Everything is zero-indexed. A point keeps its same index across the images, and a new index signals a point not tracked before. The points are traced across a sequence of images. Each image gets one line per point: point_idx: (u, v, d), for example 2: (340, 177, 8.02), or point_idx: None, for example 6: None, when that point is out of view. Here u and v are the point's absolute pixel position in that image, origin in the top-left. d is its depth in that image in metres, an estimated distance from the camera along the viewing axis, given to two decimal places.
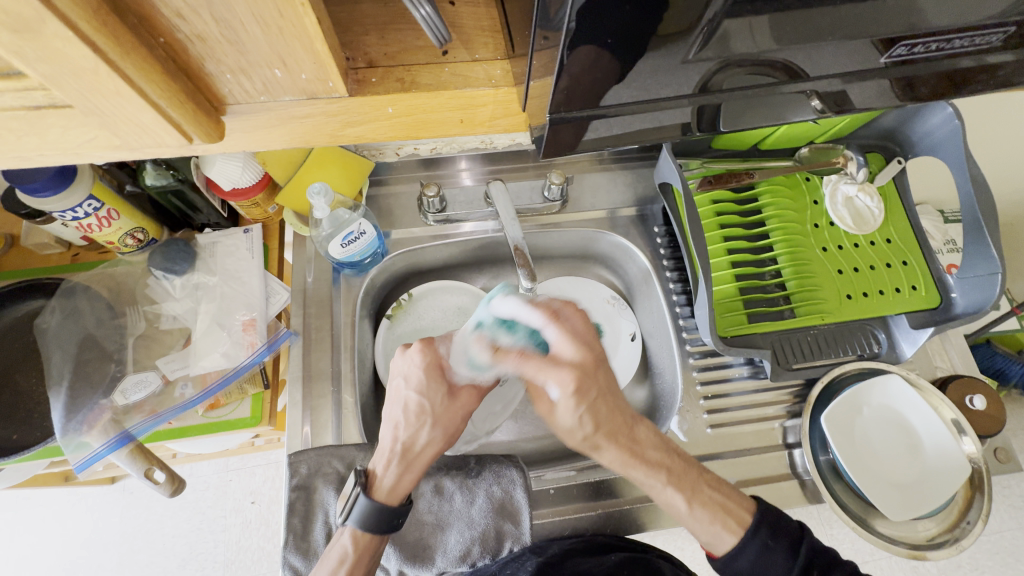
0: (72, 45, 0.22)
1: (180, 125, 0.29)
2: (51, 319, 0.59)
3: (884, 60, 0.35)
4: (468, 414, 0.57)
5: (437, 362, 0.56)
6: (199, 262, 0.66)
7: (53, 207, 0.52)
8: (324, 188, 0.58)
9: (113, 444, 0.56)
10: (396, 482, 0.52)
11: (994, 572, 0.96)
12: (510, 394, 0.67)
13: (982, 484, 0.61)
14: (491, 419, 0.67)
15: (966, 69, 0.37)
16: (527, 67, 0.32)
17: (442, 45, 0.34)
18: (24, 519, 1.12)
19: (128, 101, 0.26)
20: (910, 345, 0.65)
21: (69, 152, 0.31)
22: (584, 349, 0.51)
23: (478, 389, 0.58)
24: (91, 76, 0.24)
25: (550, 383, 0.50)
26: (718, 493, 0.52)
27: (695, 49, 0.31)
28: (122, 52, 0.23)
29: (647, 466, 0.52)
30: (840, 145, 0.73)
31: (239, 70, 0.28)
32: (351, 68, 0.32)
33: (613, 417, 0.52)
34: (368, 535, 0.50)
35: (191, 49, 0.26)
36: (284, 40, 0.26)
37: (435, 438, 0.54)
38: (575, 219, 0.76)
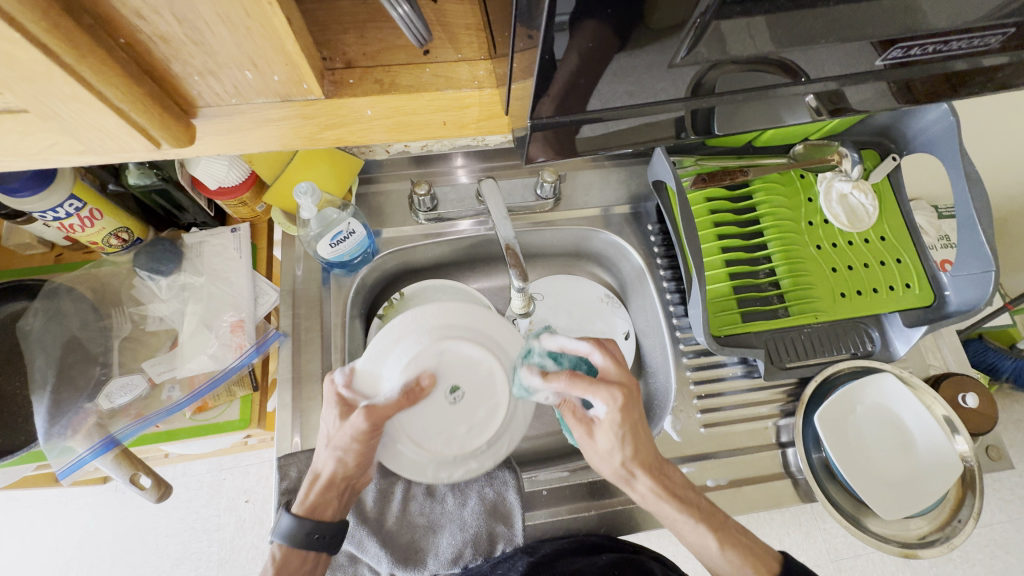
0: (21, 48, 0.21)
1: (146, 129, 0.28)
2: (34, 321, 0.58)
3: (879, 64, 0.35)
4: (362, 436, 0.51)
5: (335, 390, 0.54)
6: (186, 263, 0.65)
7: (33, 208, 0.50)
8: (311, 188, 0.57)
9: (99, 448, 0.54)
10: (311, 501, 0.52)
11: (985, 565, 0.97)
12: (474, 415, 0.56)
13: (973, 482, 0.61)
14: (454, 441, 0.56)
15: (958, 71, 0.36)
16: (509, 68, 0.31)
17: (423, 45, 0.33)
18: (15, 519, 1.11)
19: (89, 105, 0.25)
20: (903, 343, 0.65)
21: (35, 157, 0.30)
22: (629, 372, 0.52)
23: (372, 410, 0.51)
24: (46, 79, 0.23)
25: (599, 401, 0.49)
26: (747, 537, 0.53)
27: (683, 52, 0.30)
28: (77, 56, 0.22)
29: (681, 501, 0.52)
30: (834, 141, 0.71)
31: (207, 72, 0.27)
32: (327, 69, 0.31)
33: (648, 448, 0.52)
34: (295, 550, 0.51)
35: (155, 50, 0.25)
36: (253, 41, 0.25)
37: (330, 460, 0.52)
38: (568, 217, 0.75)
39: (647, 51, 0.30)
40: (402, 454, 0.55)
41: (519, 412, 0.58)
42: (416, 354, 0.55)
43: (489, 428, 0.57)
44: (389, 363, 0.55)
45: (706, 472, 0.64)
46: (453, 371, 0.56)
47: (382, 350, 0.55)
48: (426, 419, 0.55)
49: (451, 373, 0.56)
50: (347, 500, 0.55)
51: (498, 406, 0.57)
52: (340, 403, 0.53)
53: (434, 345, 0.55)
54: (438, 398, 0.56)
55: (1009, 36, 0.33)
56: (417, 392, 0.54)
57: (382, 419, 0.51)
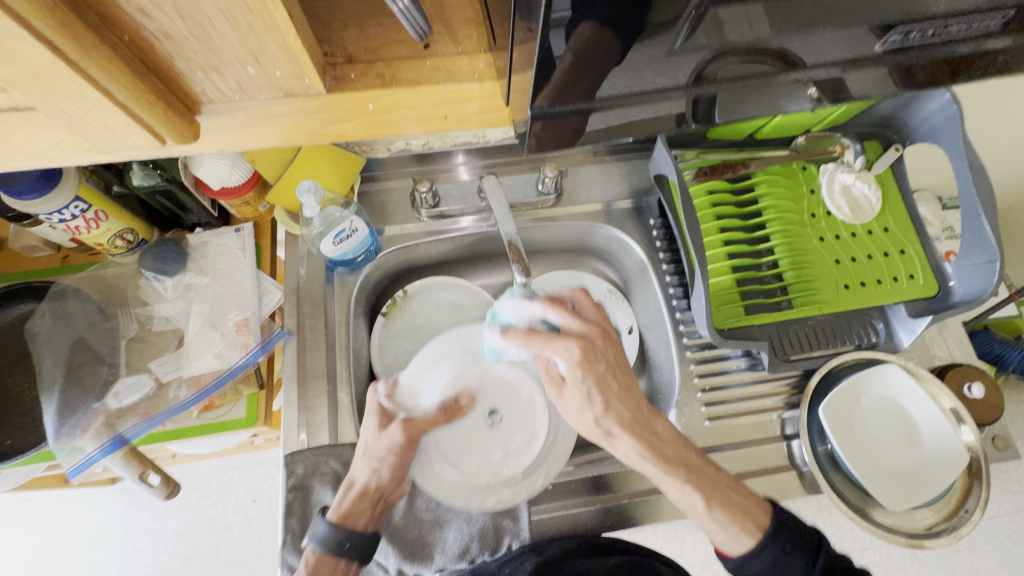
0: (27, 45, 0.21)
1: (151, 127, 0.28)
2: (42, 322, 0.59)
3: (878, 48, 0.35)
4: (398, 447, 0.54)
5: (375, 399, 0.58)
6: (191, 263, 0.66)
7: (40, 209, 0.51)
8: (313, 186, 0.57)
9: (108, 447, 0.56)
10: (345, 508, 0.53)
11: (993, 557, 0.97)
12: (510, 442, 0.60)
13: (980, 471, 0.61)
14: (490, 466, 0.59)
15: (960, 56, 0.36)
16: (509, 60, 0.31)
17: (423, 39, 0.33)
18: (26, 521, 1.12)
19: (95, 102, 0.25)
20: (907, 334, 0.65)
21: (41, 156, 0.30)
22: (591, 326, 0.52)
23: (410, 423, 0.56)
24: (53, 77, 0.23)
25: (557, 356, 0.50)
26: (736, 494, 0.51)
27: (681, 39, 0.30)
28: (83, 53, 0.23)
29: (664, 461, 0.52)
30: (838, 132, 0.71)
31: (210, 68, 0.27)
32: (329, 64, 0.31)
33: (625, 403, 0.52)
34: (328, 557, 0.51)
35: (159, 47, 0.25)
36: (256, 38, 0.25)
37: (365, 469, 0.53)
38: (570, 213, 0.75)
39: (646, 44, 0.30)
40: (435, 470, 0.58)
41: (558, 448, 0.61)
42: (457, 372, 0.62)
43: (524, 454, 0.59)
44: (430, 379, 0.61)
45: None
46: (492, 395, 0.62)
47: (424, 365, 0.61)
48: (460, 437, 0.60)
49: (489, 397, 0.62)
50: (378, 516, 0.55)
51: (534, 433, 0.61)
52: (379, 412, 0.57)
53: (474, 367, 0.63)
54: (476, 420, 0.61)
55: (1009, 18, 0.33)
56: (455, 409, 0.60)
57: (419, 433, 0.56)
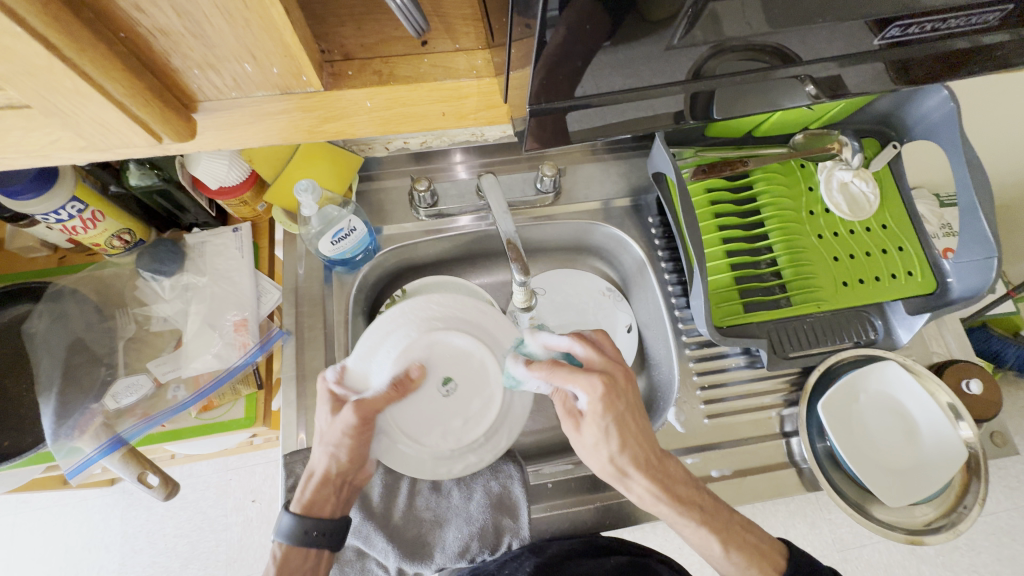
0: (22, 42, 0.21)
1: (147, 124, 0.28)
2: (39, 323, 0.58)
3: (878, 42, 0.35)
4: (353, 429, 0.54)
5: (326, 385, 0.56)
6: (188, 263, 0.65)
7: (36, 210, 0.51)
8: (311, 185, 0.57)
9: (106, 448, 0.55)
10: (308, 498, 0.53)
11: (991, 553, 0.97)
12: (468, 407, 0.61)
13: (978, 467, 0.61)
14: (449, 434, 0.60)
15: (957, 51, 0.36)
16: (507, 57, 0.31)
17: (420, 35, 0.32)
18: (24, 523, 1.11)
19: (91, 99, 0.25)
20: (905, 331, 0.65)
21: (35, 153, 0.29)
22: (612, 363, 0.53)
23: (363, 403, 0.55)
24: (48, 73, 0.23)
25: (580, 390, 0.51)
26: (751, 536, 0.53)
27: (679, 35, 0.30)
28: (78, 50, 0.22)
29: (679, 502, 0.52)
30: (834, 130, 0.71)
31: (206, 65, 0.27)
32: (326, 61, 0.31)
33: (644, 444, 0.53)
34: (297, 547, 0.51)
35: (155, 44, 0.25)
36: (252, 34, 0.25)
37: (323, 456, 0.53)
38: (568, 211, 0.75)
39: (642, 42, 0.30)
40: (395, 450, 0.57)
41: (517, 408, 0.62)
42: (406, 347, 0.60)
43: (483, 420, 0.61)
44: (379, 359, 0.58)
45: (711, 463, 0.65)
46: (445, 363, 0.61)
47: (371, 344, 0.58)
48: (415, 411, 0.59)
49: (441, 366, 0.61)
50: (346, 501, 0.55)
51: (492, 397, 0.61)
52: (331, 398, 0.55)
53: (424, 338, 0.61)
54: (431, 391, 0.61)
55: (1008, 12, 0.33)
56: (406, 383, 0.58)
57: (373, 413, 0.55)
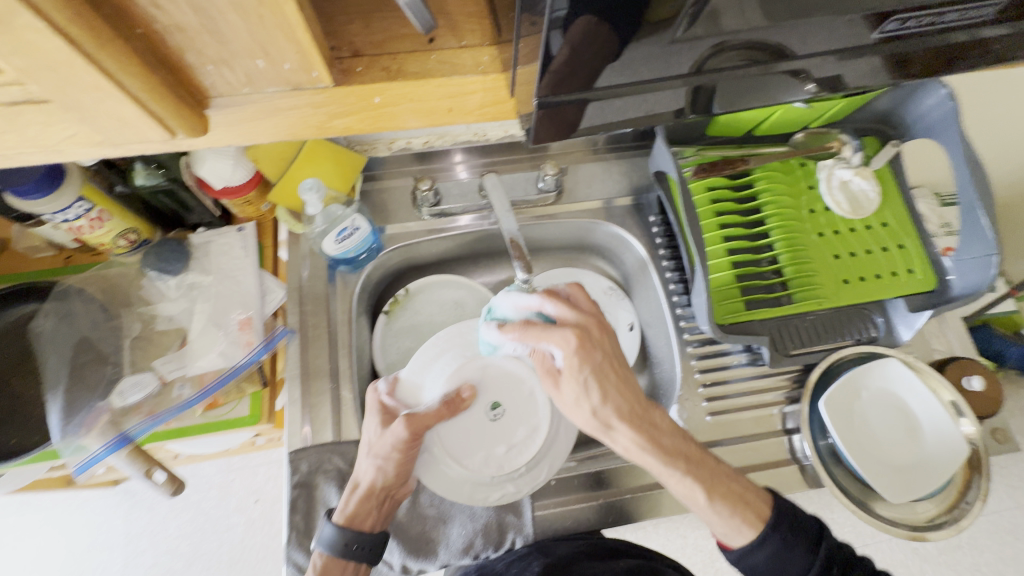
0: (44, 37, 0.21)
1: (162, 119, 0.28)
2: (46, 322, 0.59)
3: (877, 36, 0.35)
4: (401, 444, 0.53)
5: (376, 396, 0.57)
6: (193, 262, 0.66)
7: (43, 210, 0.51)
8: (316, 184, 0.57)
9: (113, 445, 0.56)
10: (351, 510, 0.53)
11: (994, 552, 0.97)
12: (514, 435, 0.59)
13: (980, 464, 0.61)
14: (492, 463, 0.58)
15: (955, 44, 0.36)
16: (516, 52, 0.32)
17: (428, 32, 0.33)
18: (28, 524, 1.12)
19: (109, 95, 0.25)
20: (906, 328, 0.66)
21: (49, 152, 0.29)
22: (586, 316, 0.53)
23: (413, 418, 0.54)
24: (68, 69, 0.23)
25: (554, 346, 0.51)
26: (736, 484, 0.53)
27: (683, 28, 0.30)
28: (97, 44, 0.23)
29: (663, 452, 0.52)
30: (834, 129, 0.71)
31: (220, 61, 0.27)
32: (336, 58, 0.31)
33: (624, 396, 0.53)
34: (336, 559, 0.51)
35: (170, 40, 0.25)
36: (265, 30, 0.25)
37: (370, 468, 0.53)
38: (570, 210, 0.75)
39: (647, 41, 0.31)
40: (438, 464, 0.57)
41: (559, 443, 0.60)
42: (459, 367, 0.59)
43: (529, 449, 0.58)
44: (432, 375, 0.60)
45: None
46: (496, 388, 0.60)
47: (426, 360, 0.60)
48: (461, 430, 0.58)
49: (492, 390, 0.60)
50: (385, 515, 0.55)
51: (538, 426, 0.59)
52: (381, 410, 0.56)
53: (478, 360, 0.60)
54: (479, 414, 0.59)
55: (1005, 6, 0.34)
56: (457, 403, 0.57)
57: (422, 430, 0.54)
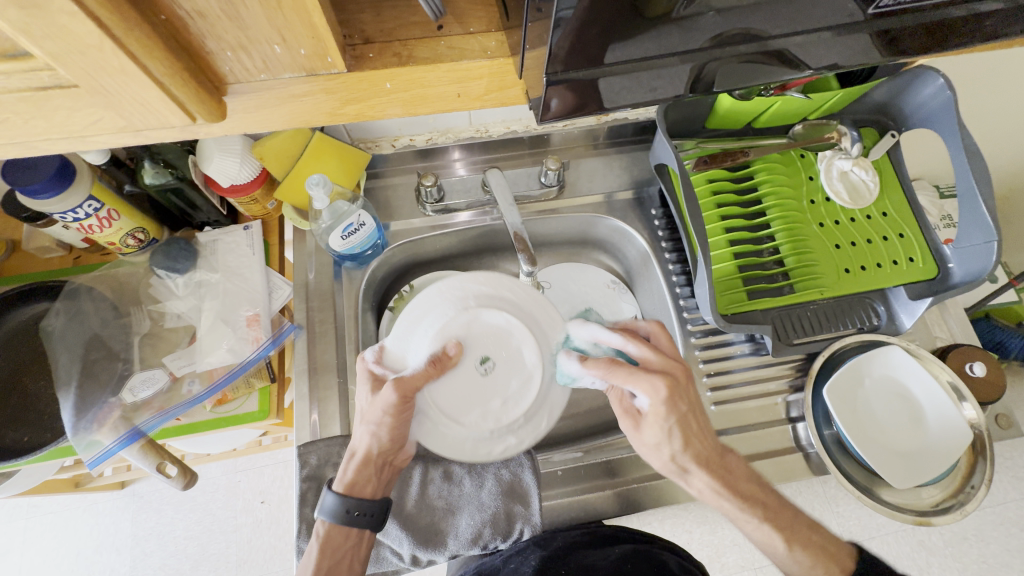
0: (78, 21, 0.21)
1: (183, 104, 0.28)
2: (56, 321, 0.60)
3: (870, 11, 0.34)
4: (390, 406, 0.52)
5: (365, 366, 0.56)
6: (201, 260, 0.67)
7: (54, 209, 0.52)
8: (323, 178, 0.58)
9: (125, 440, 0.57)
10: (350, 478, 0.53)
11: (1000, 543, 0.98)
12: (506, 387, 0.58)
13: (984, 448, 0.61)
14: (490, 417, 0.57)
15: (952, 19, 0.36)
16: (524, 36, 0.30)
17: (437, 19, 0.32)
18: (35, 528, 1.12)
19: (134, 79, 0.25)
20: (908, 316, 0.66)
21: (70, 139, 0.29)
22: (671, 359, 0.53)
23: (401, 381, 0.53)
24: (98, 53, 0.23)
25: (642, 391, 0.51)
26: (817, 534, 0.53)
27: (684, 4, 0.29)
28: (126, 29, 0.23)
29: (741, 497, 0.53)
30: (833, 120, 0.72)
31: (239, 47, 0.27)
32: (348, 45, 0.30)
33: (705, 442, 0.53)
34: (338, 526, 0.52)
35: (192, 27, 0.25)
36: (283, 16, 0.25)
37: (365, 436, 0.53)
38: (572, 205, 0.76)
39: (668, 31, 0.31)
40: (438, 425, 0.56)
41: (559, 389, 0.59)
42: (442, 325, 0.58)
43: (524, 398, 0.58)
44: (416, 339, 0.58)
45: None
46: (480, 342, 0.59)
47: (408, 327, 0.59)
48: (456, 387, 0.57)
49: (477, 345, 0.59)
50: (384, 484, 0.55)
51: (531, 374, 0.59)
52: (370, 378, 0.55)
53: (461, 315, 0.59)
54: (468, 369, 0.58)
55: None
56: (444, 360, 0.56)
57: (410, 390, 0.53)
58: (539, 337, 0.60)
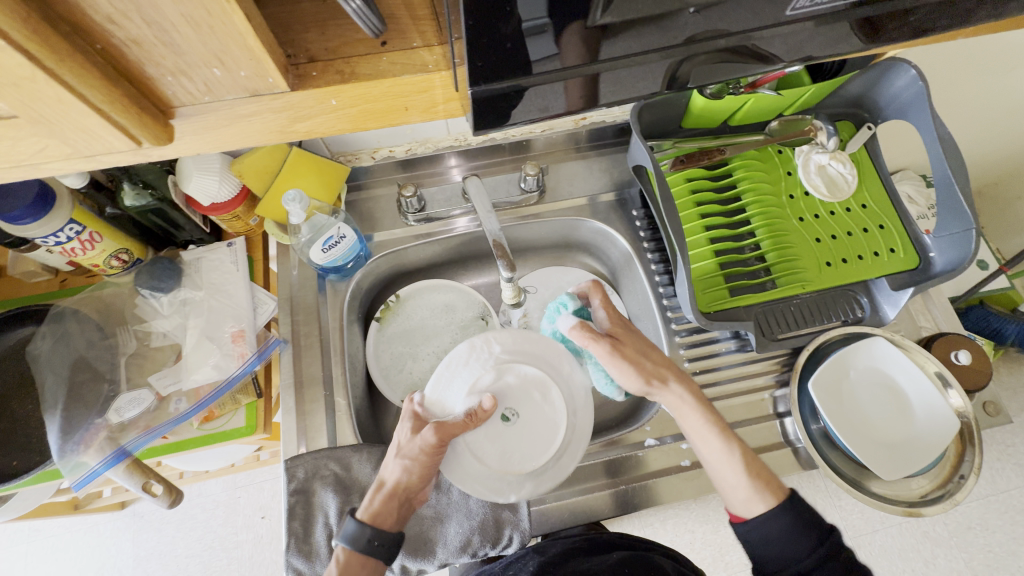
0: (5, 55, 0.21)
1: (127, 130, 0.27)
2: (42, 344, 0.60)
3: (790, 14, 0.33)
4: (433, 449, 0.53)
5: (414, 409, 0.57)
6: (185, 278, 0.67)
7: (35, 233, 0.52)
8: (299, 194, 0.59)
9: (111, 460, 0.57)
10: (375, 507, 0.52)
11: (1006, 532, 0.97)
12: (525, 396, 0.60)
13: (972, 436, 0.61)
14: (551, 407, 0.60)
15: (929, 6, 0.34)
16: (452, 48, 0.29)
17: (379, 35, 0.31)
18: (35, 552, 1.12)
19: (73, 108, 0.25)
20: (891, 306, 0.65)
21: (22, 167, 0.29)
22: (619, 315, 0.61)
23: (441, 425, 0.54)
24: (31, 84, 0.23)
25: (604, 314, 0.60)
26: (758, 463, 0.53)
27: (598, 13, 0.28)
28: (57, 60, 0.22)
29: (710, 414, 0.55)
30: (807, 115, 0.72)
31: (178, 72, 0.26)
32: (291, 65, 0.30)
33: (635, 370, 0.56)
34: (357, 553, 0.50)
35: (129, 54, 0.25)
36: (217, 39, 0.24)
37: (398, 467, 0.53)
38: (554, 209, 0.77)
39: (619, 36, 0.30)
40: (565, 458, 0.59)
41: (530, 346, 0.62)
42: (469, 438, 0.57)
43: (531, 376, 0.61)
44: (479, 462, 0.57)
45: None
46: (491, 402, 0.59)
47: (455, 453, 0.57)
48: (529, 446, 0.58)
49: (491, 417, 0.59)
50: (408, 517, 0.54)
51: (510, 371, 0.60)
52: (413, 417, 0.56)
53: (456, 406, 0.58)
54: (503, 427, 0.59)
55: None
56: (480, 415, 0.56)
57: (452, 432, 0.54)
58: (474, 358, 0.60)
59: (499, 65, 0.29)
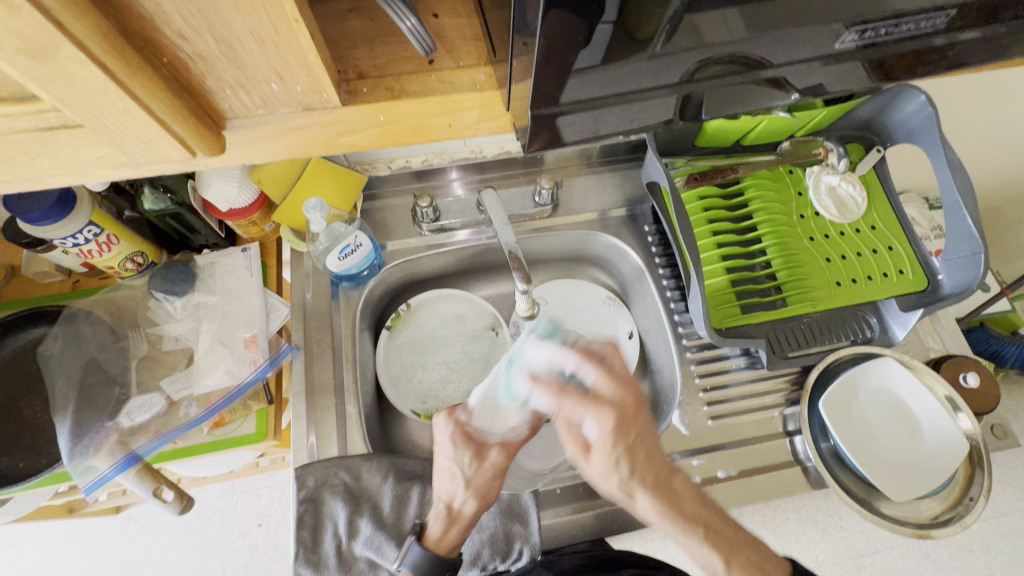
0: (83, 68, 0.22)
1: (184, 140, 0.28)
2: (54, 346, 0.60)
3: (840, 46, 0.34)
4: (500, 471, 0.56)
5: (460, 429, 0.56)
6: (199, 282, 0.67)
7: (54, 235, 0.52)
8: (320, 202, 0.59)
9: (122, 464, 0.56)
10: (448, 539, 0.53)
11: (1008, 555, 0.97)
12: None
13: (981, 459, 0.61)
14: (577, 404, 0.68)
15: (953, 42, 0.35)
16: (508, 69, 0.30)
17: (428, 55, 0.31)
18: (25, 557, 1.10)
19: (137, 118, 0.25)
20: (901, 327, 0.66)
21: (72, 175, 0.30)
22: (621, 388, 0.50)
23: (505, 444, 0.57)
24: (101, 95, 0.23)
25: (588, 416, 0.49)
26: (755, 551, 0.46)
27: (661, 42, 0.30)
28: (129, 73, 0.23)
29: (685, 519, 0.46)
30: (819, 137, 0.74)
31: (237, 86, 0.27)
32: (342, 81, 0.30)
33: (602, 470, 0.48)
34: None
35: (193, 68, 0.25)
36: (280, 56, 0.25)
37: (471, 499, 0.54)
38: (567, 222, 0.77)
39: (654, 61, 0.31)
40: None
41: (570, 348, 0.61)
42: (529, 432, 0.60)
43: None
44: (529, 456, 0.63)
45: (716, 464, 0.65)
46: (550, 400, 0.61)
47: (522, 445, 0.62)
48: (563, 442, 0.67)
49: None
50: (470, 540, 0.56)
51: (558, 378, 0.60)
52: (467, 441, 0.56)
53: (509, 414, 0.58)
54: None
55: (956, 15, 0.33)
56: (537, 423, 0.59)
57: (513, 452, 0.58)
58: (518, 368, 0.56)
59: (540, 88, 0.30)
